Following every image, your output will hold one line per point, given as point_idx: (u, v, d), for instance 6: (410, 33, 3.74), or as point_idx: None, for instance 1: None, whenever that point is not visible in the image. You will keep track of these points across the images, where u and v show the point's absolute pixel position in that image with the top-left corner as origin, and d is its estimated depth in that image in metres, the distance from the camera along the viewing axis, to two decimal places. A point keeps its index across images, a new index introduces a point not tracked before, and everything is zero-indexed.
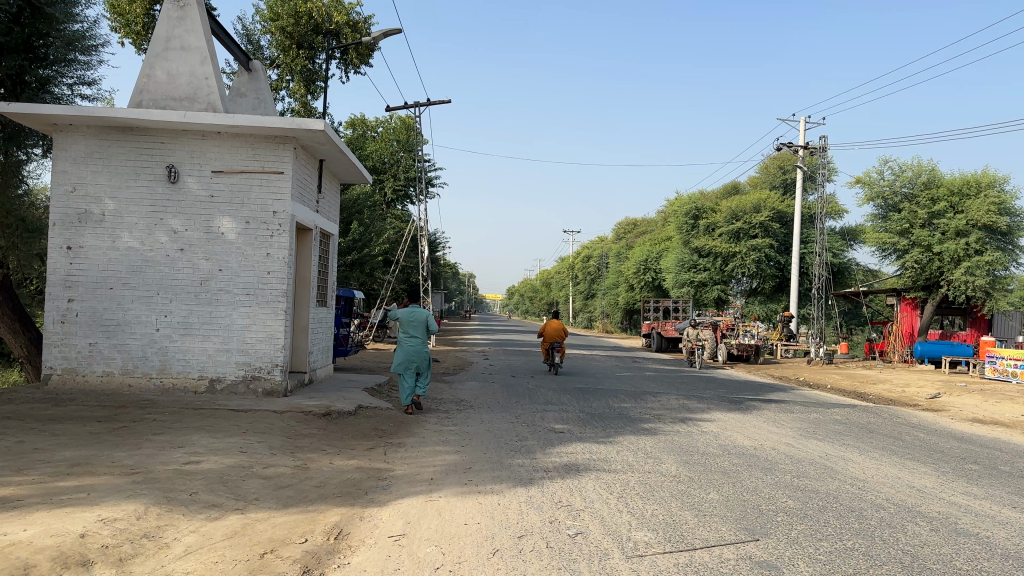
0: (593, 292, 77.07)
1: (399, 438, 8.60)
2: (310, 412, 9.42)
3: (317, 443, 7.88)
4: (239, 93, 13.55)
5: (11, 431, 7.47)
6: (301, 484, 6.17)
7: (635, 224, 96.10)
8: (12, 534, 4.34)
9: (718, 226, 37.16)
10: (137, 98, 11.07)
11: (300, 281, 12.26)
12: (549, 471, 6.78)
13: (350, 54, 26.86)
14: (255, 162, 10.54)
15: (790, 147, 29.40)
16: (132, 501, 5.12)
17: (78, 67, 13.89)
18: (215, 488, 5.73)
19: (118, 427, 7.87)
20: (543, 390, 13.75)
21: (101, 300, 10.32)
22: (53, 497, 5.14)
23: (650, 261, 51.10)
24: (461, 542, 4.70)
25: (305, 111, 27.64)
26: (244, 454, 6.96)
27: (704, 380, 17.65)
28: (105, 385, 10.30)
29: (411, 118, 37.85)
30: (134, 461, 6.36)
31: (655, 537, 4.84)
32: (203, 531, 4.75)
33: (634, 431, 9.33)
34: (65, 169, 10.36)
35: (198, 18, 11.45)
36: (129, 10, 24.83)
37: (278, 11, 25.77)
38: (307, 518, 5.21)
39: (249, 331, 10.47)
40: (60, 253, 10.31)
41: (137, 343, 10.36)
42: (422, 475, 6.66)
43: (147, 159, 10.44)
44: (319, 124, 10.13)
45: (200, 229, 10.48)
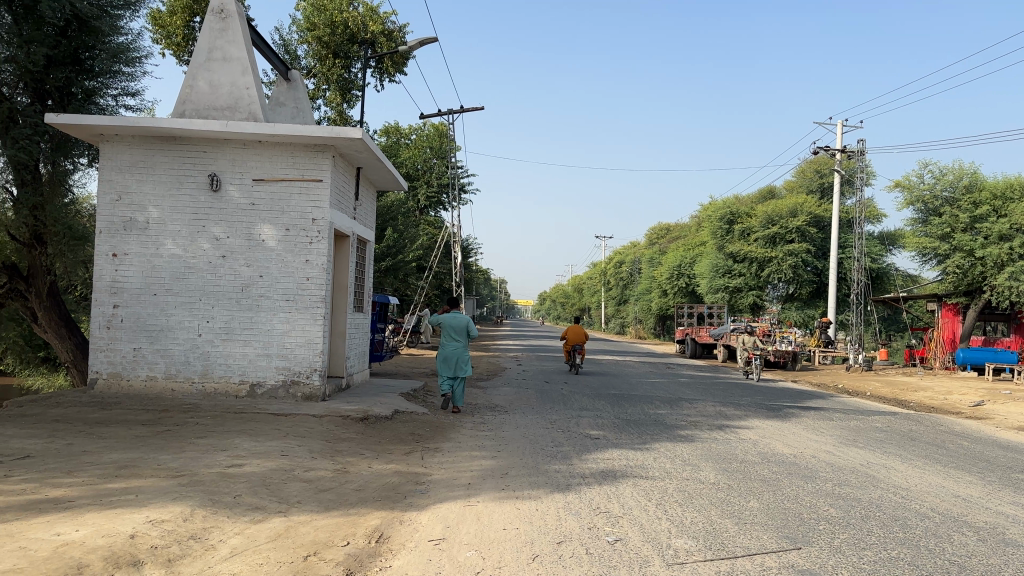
0: (625, 298, 76.78)
1: (436, 442, 8.67)
2: (348, 416, 9.53)
3: (356, 448, 7.97)
4: (279, 102, 13.78)
5: (61, 434, 7.67)
6: (341, 487, 6.25)
7: (668, 229, 95.56)
8: (64, 534, 4.45)
9: (754, 231, 36.82)
10: (180, 108, 11.32)
11: (338, 287, 12.40)
12: (586, 478, 6.78)
13: (385, 63, 27.15)
14: (295, 170, 10.70)
15: (827, 151, 29.07)
16: (179, 503, 5.23)
17: (122, 79, 14.17)
18: (258, 491, 5.83)
19: (162, 431, 8.04)
20: (578, 396, 13.73)
21: (145, 306, 10.54)
22: (103, 498, 5.27)
23: (684, 266, 50.79)
24: (501, 547, 4.72)
25: (341, 119, 27.98)
26: (285, 457, 7.07)
27: (741, 386, 17.50)
28: (149, 390, 10.51)
29: (444, 125, 38.08)
30: (179, 463, 6.49)
31: (696, 544, 4.82)
32: (247, 534, 4.83)
33: (671, 438, 9.28)
34: (111, 178, 10.62)
35: (239, 28, 11.67)
36: (171, 21, 25.40)
37: (314, 21, 26.14)
38: (348, 521, 5.28)
39: (289, 336, 10.61)
40: (106, 260, 10.57)
41: (180, 348, 10.56)
42: (460, 480, 6.70)
43: (189, 168, 10.65)
44: (358, 132, 10.26)
45: (241, 236, 10.66)
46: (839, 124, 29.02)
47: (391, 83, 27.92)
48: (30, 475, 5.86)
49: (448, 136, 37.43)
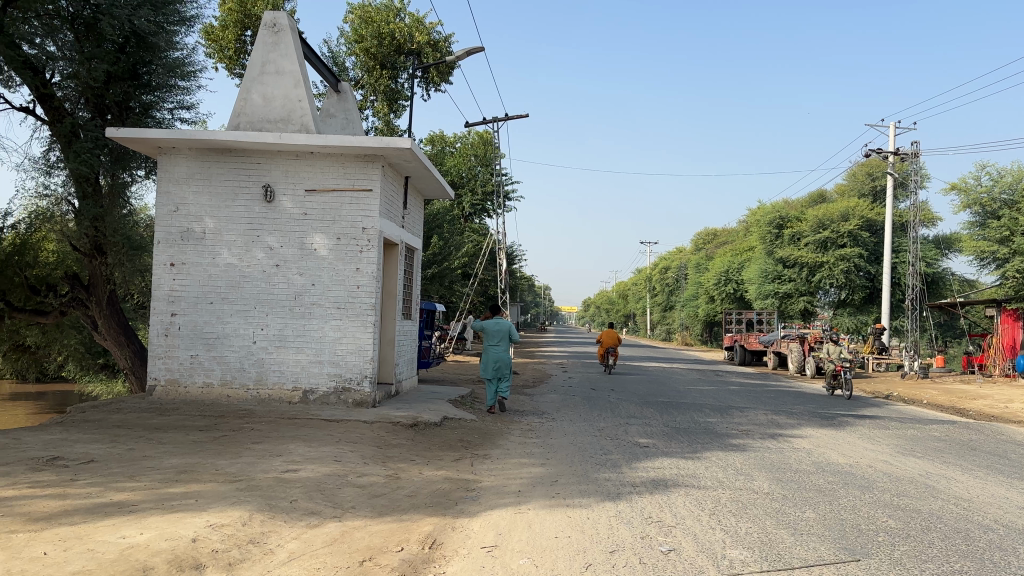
0: (671, 305, 76.06)
1: (485, 449, 8.70)
2: (398, 422, 9.63)
3: (407, 454, 8.05)
4: (329, 114, 14.01)
5: (122, 439, 7.89)
6: (394, 493, 6.32)
7: (714, 234, 94.52)
8: (129, 537, 4.58)
9: (804, 236, 36.20)
10: (235, 121, 11.61)
11: (387, 294, 12.55)
12: (637, 486, 6.73)
13: (431, 73, 27.44)
14: (346, 180, 10.87)
15: (879, 153, 28.47)
16: (237, 508, 5.34)
17: (178, 93, 14.55)
18: (313, 496, 5.93)
19: (219, 437, 8.22)
20: (625, 403, 13.67)
21: (201, 314, 10.80)
22: (165, 502, 5.41)
23: (731, 272, 50.17)
24: (554, 555, 4.72)
25: (388, 129, 28.32)
26: (338, 463, 7.17)
27: (793, 395, 17.20)
28: (205, 396, 10.76)
29: (489, 133, 38.26)
30: (236, 469, 6.63)
31: (752, 555, 4.75)
32: (304, 538, 4.92)
33: (722, 447, 9.17)
34: (169, 190, 10.91)
35: (291, 42, 11.90)
36: (223, 36, 26.03)
37: (362, 33, 26.55)
38: (401, 527, 5.33)
39: (340, 343, 10.76)
40: (164, 269, 10.87)
41: (235, 355, 10.79)
42: (510, 487, 6.71)
43: (244, 179, 10.90)
44: (407, 142, 10.39)
45: (294, 246, 10.86)
46: (891, 126, 28.42)
47: (437, 92, 28.20)
48: (95, 480, 6.05)
49: (492, 144, 37.59)
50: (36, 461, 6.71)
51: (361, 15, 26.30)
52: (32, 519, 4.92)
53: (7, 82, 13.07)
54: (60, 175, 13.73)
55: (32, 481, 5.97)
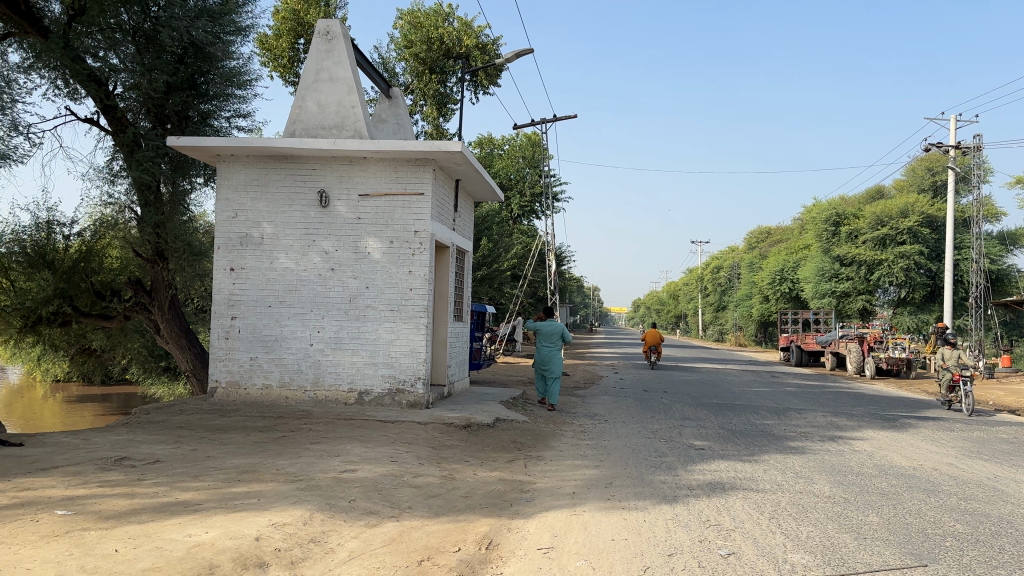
0: (724, 305, 75.00)
1: (538, 451, 8.71)
2: (452, 423, 9.70)
3: (461, 455, 8.10)
4: (381, 119, 14.20)
5: (186, 440, 8.12)
6: (449, 494, 6.37)
7: (767, 233, 93.06)
8: (195, 536, 4.71)
9: (862, 234, 35.46)
10: (291, 128, 11.86)
11: (440, 297, 12.66)
12: (693, 490, 6.66)
13: (480, 76, 27.58)
14: (398, 184, 11.00)
15: (940, 148, 27.68)
16: (298, 507, 5.45)
17: (235, 101, 14.82)
18: (371, 496, 6.02)
19: (278, 437, 8.39)
20: (679, 405, 13.55)
21: (261, 317, 11.05)
22: (228, 501, 5.55)
23: (787, 271, 49.27)
24: (612, 558, 4.70)
25: (438, 133, 28.53)
26: (394, 463, 7.26)
27: (853, 396, 16.81)
28: (264, 397, 10.99)
29: (537, 135, 38.27)
30: (296, 468, 6.76)
31: (813, 559, 4.67)
32: (363, 538, 4.99)
33: (780, 450, 9.01)
34: (228, 197, 11.18)
35: (345, 50, 12.09)
36: (277, 44, 26.59)
37: (411, 38, 26.85)
38: (458, 527, 5.37)
39: (394, 346, 10.89)
40: (224, 273, 11.14)
41: (293, 357, 11.00)
42: (564, 489, 6.71)
43: (300, 185, 11.11)
44: (458, 146, 10.46)
45: (349, 249, 11.03)
46: (952, 119, 27.61)
47: (486, 95, 28.35)
48: (161, 479, 6.23)
49: (541, 146, 37.61)
50: (105, 460, 6.94)
51: (410, 20, 26.66)
52: (104, 517, 5.10)
53: (73, 94, 13.54)
54: (123, 183, 14.15)
55: (102, 480, 6.19)
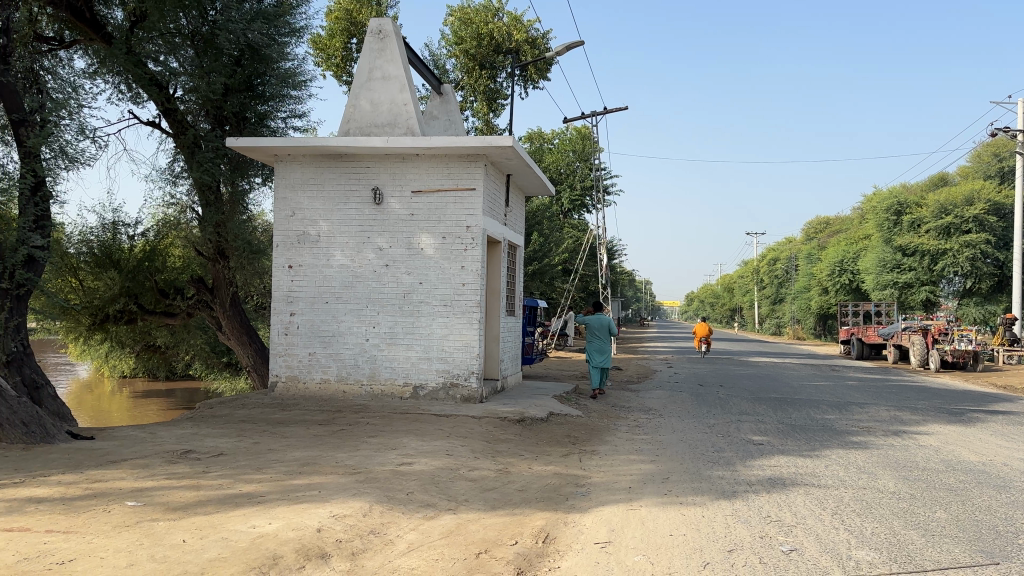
0: (781, 298, 73.64)
1: (593, 445, 8.68)
2: (506, 418, 9.74)
3: (515, 448, 8.15)
4: (432, 116, 14.31)
5: (248, 433, 8.33)
6: (505, 487, 6.41)
7: (826, 223, 91.18)
8: (259, 526, 4.83)
9: (925, 223, 34.43)
10: (345, 127, 12.04)
11: (492, 291, 12.71)
12: (752, 485, 6.57)
13: (530, 70, 27.54)
14: (450, 180, 11.06)
15: (1007, 133, 26.69)
16: (357, 499, 5.54)
17: (291, 102, 15.15)
18: (428, 488, 6.09)
19: (337, 430, 8.55)
20: (736, 399, 13.36)
21: (318, 313, 11.26)
22: (290, 493, 5.68)
23: (846, 262, 48.12)
24: (670, 553, 4.67)
25: (488, 129, 28.63)
26: (450, 457, 7.33)
27: (917, 390, 16.35)
28: (323, 391, 11.21)
29: (587, 128, 38.08)
30: (355, 461, 6.88)
31: (880, 557, 4.56)
32: (422, 530, 5.05)
33: (842, 444, 8.83)
34: (285, 196, 11.40)
35: (396, 48, 12.21)
36: (330, 45, 27.02)
37: (461, 34, 26.98)
38: (515, 521, 5.39)
39: (447, 340, 10.97)
40: (283, 271, 11.38)
41: (350, 352, 11.18)
42: (620, 484, 6.67)
43: (355, 183, 11.27)
44: (509, 140, 10.47)
45: (402, 245, 11.15)
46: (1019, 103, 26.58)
47: (536, 89, 28.33)
48: (225, 472, 6.41)
49: (591, 139, 37.39)
50: (171, 454, 7.17)
51: (460, 17, 26.78)
52: (171, 508, 5.27)
53: (136, 98, 13.96)
54: (185, 184, 14.59)
55: (169, 473, 6.39)
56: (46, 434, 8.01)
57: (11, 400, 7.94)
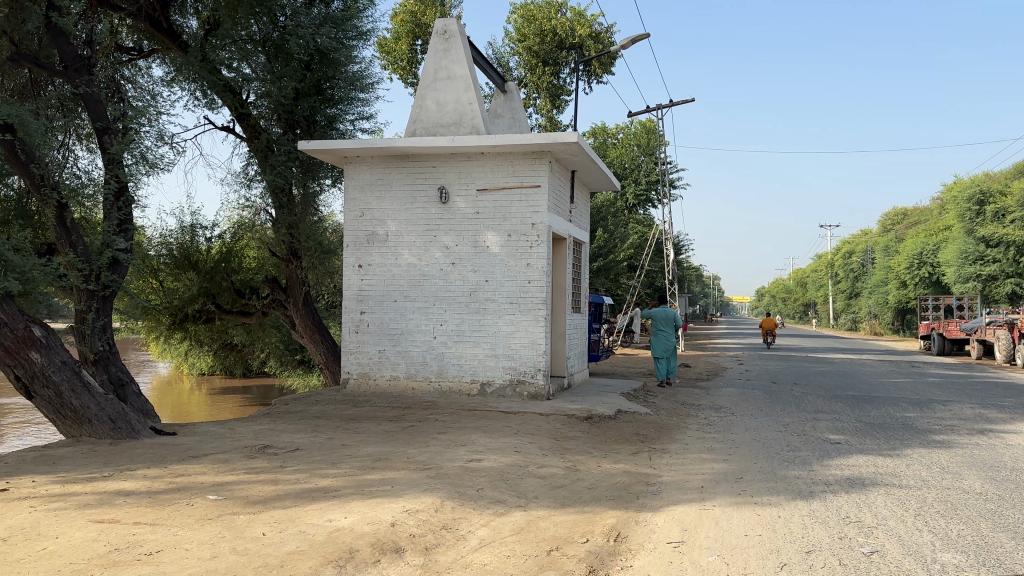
0: (856, 292, 71.45)
1: (663, 443, 8.60)
2: (573, 415, 9.72)
3: (584, 446, 8.12)
4: (497, 114, 14.37)
5: (322, 429, 8.52)
6: (575, 484, 6.40)
7: (904, 215, 88.04)
8: (336, 520, 4.94)
9: (1010, 212, 33.12)
10: (412, 127, 12.22)
11: (557, 288, 12.69)
12: (830, 485, 6.39)
13: (594, 65, 27.38)
14: (515, 178, 11.08)
15: None
16: (429, 494, 5.62)
17: (358, 104, 15.40)
18: (498, 485, 6.14)
19: (407, 427, 8.69)
20: (811, 397, 12.99)
21: (387, 311, 11.46)
22: (364, 488, 5.80)
23: (925, 254, 46.40)
24: (745, 554, 4.59)
25: (552, 125, 28.59)
26: (519, 454, 7.35)
27: (1004, 386, 15.65)
28: (393, 388, 11.40)
29: (652, 121, 37.64)
30: (426, 457, 6.97)
31: (967, 560, 4.39)
32: (493, 526, 5.09)
33: (923, 443, 8.52)
34: (355, 197, 11.63)
35: (461, 47, 12.29)
36: (397, 47, 27.47)
37: (524, 32, 27.01)
38: (586, 519, 5.38)
39: (514, 337, 11.01)
40: (353, 270, 11.62)
41: (418, 350, 11.34)
42: (692, 483, 6.57)
43: (421, 183, 11.41)
44: (574, 137, 10.43)
45: (468, 244, 11.23)
46: None
47: (599, 84, 28.15)
48: (302, 466, 6.58)
49: (656, 133, 36.96)
50: (250, 449, 7.40)
51: (523, 14, 26.84)
52: (251, 502, 5.43)
53: (211, 104, 14.39)
54: (258, 187, 15.02)
55: (248, 467, 6.59)
56: (132, 430, 8.31)
57: (100, 397, 8.32)
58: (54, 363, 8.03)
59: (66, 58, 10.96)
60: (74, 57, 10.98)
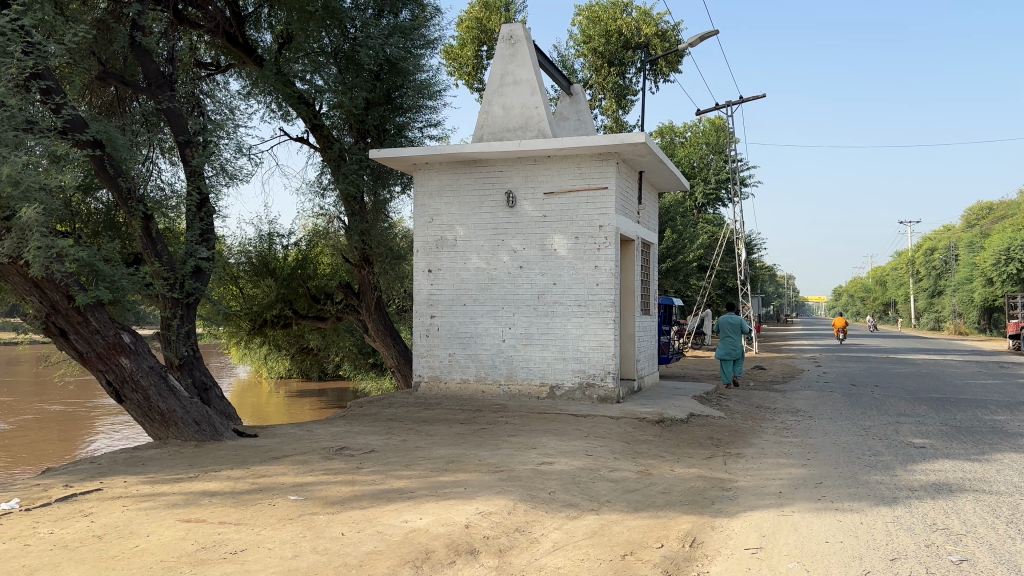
0: (939, 290, 68.67)
1: (738, 447, 8.45)
2: (644, 418, 9.64)
3: (656, 450, 8.05)
4: (562, 117, 14.38)
5: (395, 431, 8.68)
6: (648, 489, 6.34)
7: (990, 209, 84.29)
8: (412, 521, 5.03)
9: None
10: (479, 133, 12.34)
11: (626, 290, 12.61)
12: (915, 491, 6.16)
13: (660, 64, 27.11)
14: (582, 180, 11.04)
15: None
16: (502, 497, 5.67)
17: (427, 112, 15.59)
18: (570, 488, 6.13)
19: (478, 429, 8.77)
20: (893, 400, 12.55)
21: (457, 315, 11.61)
22: (437, 490, 5.88)
23: (1013, 250, 44.28)
24: (827, 561, 4.47)
25: (618, 125, 28.41)
26: (590, 457, 7.33)
27: None
28: (463, 391, 11.53)
29: (721, 119, 37.05)
30: (497, 460, 7.02)
31: None
32: (566, 529, 5.09)
33: (1015, 448, 8.12)
34: (424, 203, 11.83)
35: (527, 52, 12.31)
36: (462, 54, 27.76)
37: (590, 33, 26.97)
38: (660, 523, 5.33)
39: (583, 340, 10.97)
40: (423, 275, 11.82)
41: (487, 353, 11.44)
42: (770, 488, 6.44)
43: (489, 187, 11.51)
44: (641, 137, 10.33)
45: (536, 247, 11.26)
46: None
47: (667, 83, 27.84)
48: (378, 468, 6.72)
49: (725, 130, 36.35)
50: (328, 450, 7.59)
51: (588, 15, 26.81)
52: (329, 502, 5.57)
53: (286, 116, 14.81)
54: (332, 196, 15.39)
55: (327, 468, 6.77)
56: (216, 432, 8.70)
57: (186, 401, 8.70)
58: (143, 368, 8.38)
59: (149, 75, 11.46)
60: (157, 73, 11.47)
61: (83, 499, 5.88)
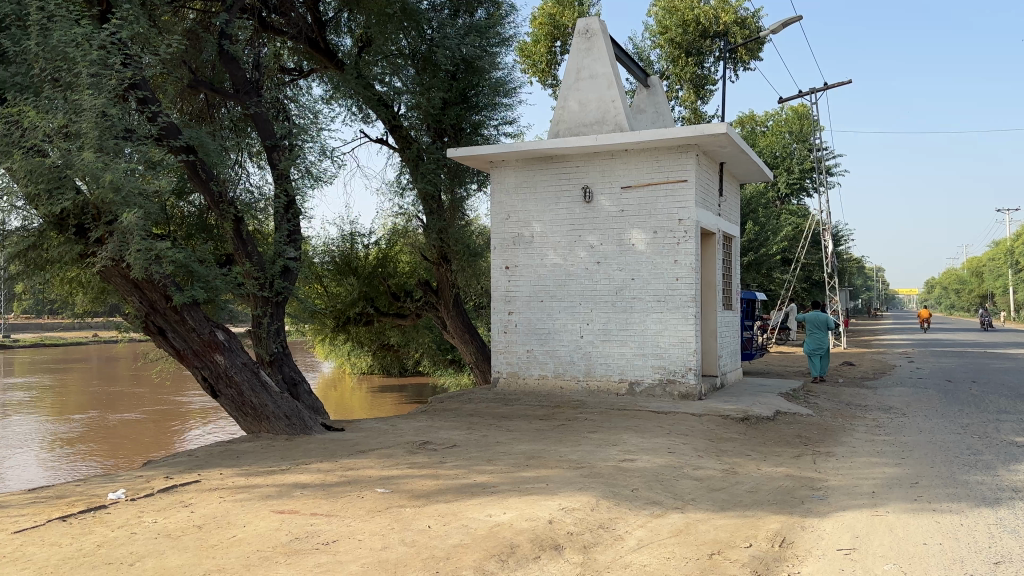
0: None
1: (827, 446, 8.19)
2: (727, 416, 9.45)
3: (741, 448, 7.89)
4: (640, 109, 14.23)
5: (476, 427, 8.77)
6: (734, 487, 6.22)
7: None
8: (496, 516, 5.08)
9: None
10: (556, 129, 12.35)
11: (706, 285, 12.38)
12: (1019, 492, 5.86)
13: (740, 52, 26.47)
14: (660, 173, 10.89)
15: None
16: (584, 493, 5.66)
17: (503, 110, 15.64)
18: (654, 486, 6.07)
19: (558, 425, 8.78)
20: (993, 397, 11.92)
21: (535, 311, 11.65)
22: (519, 485, 5.92)
23: None
24: (925, 563, 4.31)
25: (697, 116, 27.92)
26: (673, 455, 7.24)
27: None
28: (541, 387, 11.56)
29: (804, 106, 35.92)
30: (578, 456, 7.01)
31: None
32: (650, 527, 5.04)
33: None
34: (501, 200, 11.89)
35: (604, 45, 12.23)
36: (536, 50, 27.77)
37: (666, 23, 26.56)
38: (748, 523, 5.22)
39: (662, 336, 10.83)
40: (501, 272, 11.91)
41: (566, 349, 11.44)
42: (862, 488, 6.23)
43: (566, 183, 11.48)
44: (721, 128, 10.13)
45: (613, 242, 11.18)
46: None
47: (747, 72, 27.17)
48: (461, 462, 6.81)
49: (809, 118, 35.24)
50: (412, 445, 7.74)
51: (664, 6, 26.41)
52: (415, 495, 5.67)
53: (366, 118, 15.12)
54: (410, 195, 15.65)
55: (411, 462, 6.90)
56: (305, 426, 8.97)
57: (277, 395, 8.99)
58: (236, 364, 8.70)
59: (237, 82, 11.87)
60: (243, 80, 11.88)
61: (183, 490, 6.15)
